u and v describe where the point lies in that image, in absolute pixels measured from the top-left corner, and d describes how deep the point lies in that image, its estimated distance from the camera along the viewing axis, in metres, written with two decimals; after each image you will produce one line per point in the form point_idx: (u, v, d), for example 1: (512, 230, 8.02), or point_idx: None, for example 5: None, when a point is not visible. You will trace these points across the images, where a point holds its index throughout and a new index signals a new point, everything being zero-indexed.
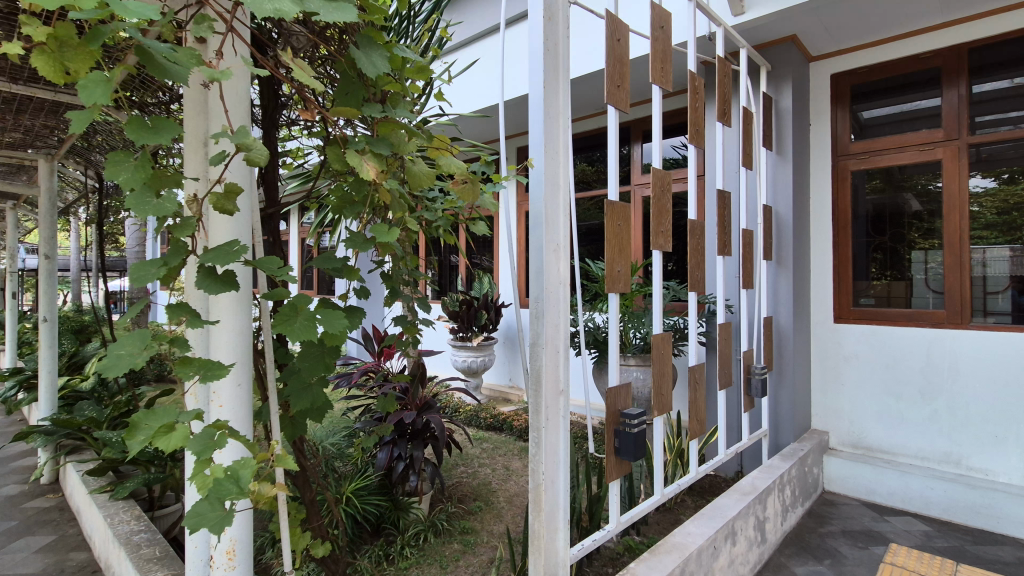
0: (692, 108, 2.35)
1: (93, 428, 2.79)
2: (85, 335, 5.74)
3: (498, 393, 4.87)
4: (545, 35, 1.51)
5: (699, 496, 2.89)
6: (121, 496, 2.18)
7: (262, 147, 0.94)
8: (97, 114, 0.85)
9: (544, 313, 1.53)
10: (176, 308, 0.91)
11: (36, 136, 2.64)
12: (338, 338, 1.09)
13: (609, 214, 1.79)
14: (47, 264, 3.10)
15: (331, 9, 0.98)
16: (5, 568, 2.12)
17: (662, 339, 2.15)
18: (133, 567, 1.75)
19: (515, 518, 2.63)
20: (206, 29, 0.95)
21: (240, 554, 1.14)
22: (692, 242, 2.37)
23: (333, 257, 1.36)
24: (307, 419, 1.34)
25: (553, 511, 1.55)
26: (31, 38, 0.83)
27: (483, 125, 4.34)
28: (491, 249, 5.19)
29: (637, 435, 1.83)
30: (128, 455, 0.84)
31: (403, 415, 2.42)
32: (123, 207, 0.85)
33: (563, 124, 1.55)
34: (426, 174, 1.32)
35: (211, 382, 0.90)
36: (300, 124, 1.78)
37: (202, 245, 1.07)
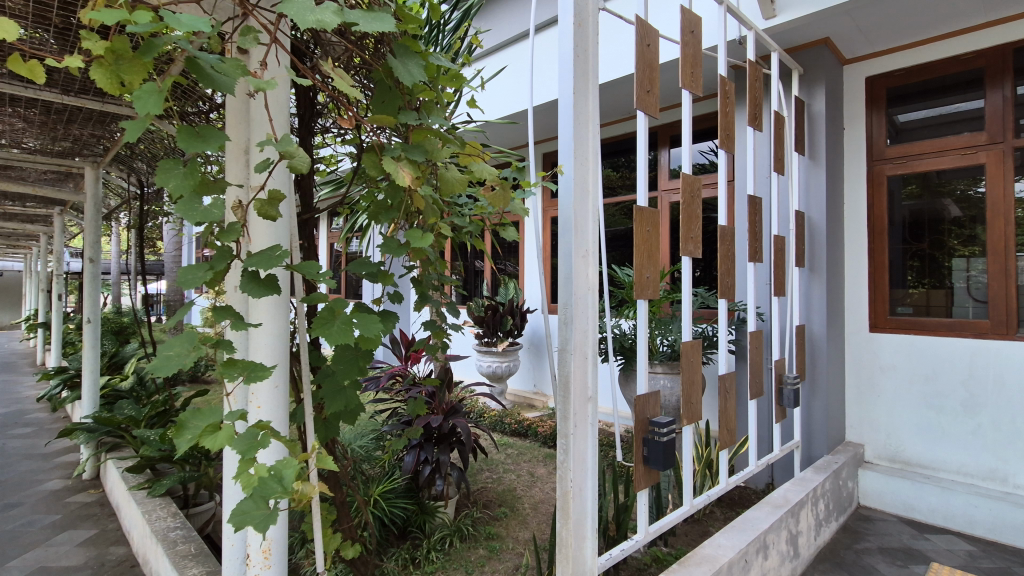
0: (723, 112, 2.32)
1: (132, 427, 2.87)
2: (125, 335, 5.96)
3: (522, 398, 4.87)
4: (574, 41, 1.51)
5: (729, 507, 2.83)
6: (159, 493, 2.25)
7: (304, 154, 0.97)
8: (150, 123, 0.89)
9: (572, 319, 1.52)
10: (220, 311, 0.94)
11: (84, 145, 2.75)
12: (374, 342, 1.11)
13: (638, 219, 1.77)
14: (94, 268, 3.21)
15: (370, 20, 1.01)
16: (49, 561, 2.19)
17: (691, 347, 2.11)
18: (169, 563, 1.79)
19: (541, 525, 2.62)
20: (251, 40, 0.98)
21: (275, 553, 1.16)
22: (722, 248, 2.33)
23: (367, 262, 1.38)
24: (339, 422, 1.35)
25: (581, 519, 1.54)
26: (91, 51, 0.87)
27: (510, 132, 4.37)
28: (517, 255, 5.21)
29: (666, 444, 1.79)
30: (175, 454, 0.87)
31: (431, 419, 2.44)
32: (173, 213, 0.88)
33: (592, 129, 1.55)
34: (459, 180, 1.34)
35: (254, 383, 0.92)
36: (334, 132, 1.81)
37: (246, 249, 1.11)
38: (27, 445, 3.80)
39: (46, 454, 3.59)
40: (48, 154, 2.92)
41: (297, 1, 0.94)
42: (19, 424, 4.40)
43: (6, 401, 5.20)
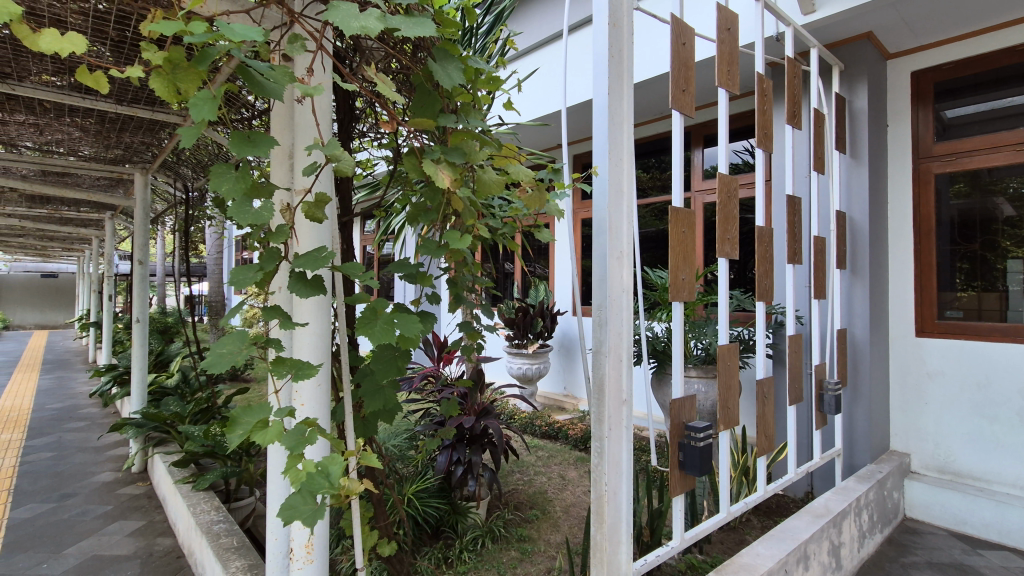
0: (761, 111, 2.27)
1: (177, 423, 2.99)
2: (169, 335, 6.20)
3: (553, 401, 4.84)
4: (608, 41, 1.50)
5: (766, 516, 2.76)
6: (202, 487, 2.33)
7: (350, 157, 0.99)
8: (204, 129, 0.92)
9: (607, 321, 1.50)
10: (269, 310, 0.97)
11: (134, 152, 2.87)
12: (413, 342, 1.13)
13: (673, 220, 1.73)
14: (143, 269, 3.35)
15: (411, 24, 1.03)
16: (102, 549, 2.30)
17: (729, 351, 2.05)
18: (213, 555, 1.85)
19: (573, 528, 2.60)
20: (299, 48, 1.01)
21: (317, 548, 1.19)
22: (760, 249, 2.27)
23: (407, 263, 1.40)
24: (378, 421, 1.37)
25: (616, 524, 1.51)
26: (150, 61, 0.91)
27: (541, 134, 4.37)
28: (547, 257, 5.20)
29: (703, 449, 1.75)
30: (228, 448, 0.90)
31: (463, 420, 2.46)
32: (226, 215, 0.91)
33: (627, 129, 1.53)
34: (496, 182, 1.34)
35: (302, 381, 0.95)
36: (371, 136, 1.85)
37: (293, 251, 1.15)
38: (81, 438, 4.00)
39: (98, 447, 3.77)
40: (101, 162, 3.06)
41: (343, 8, 0.97)
42: (73, 418, 4.63)
43: (62, 397, 5.49)
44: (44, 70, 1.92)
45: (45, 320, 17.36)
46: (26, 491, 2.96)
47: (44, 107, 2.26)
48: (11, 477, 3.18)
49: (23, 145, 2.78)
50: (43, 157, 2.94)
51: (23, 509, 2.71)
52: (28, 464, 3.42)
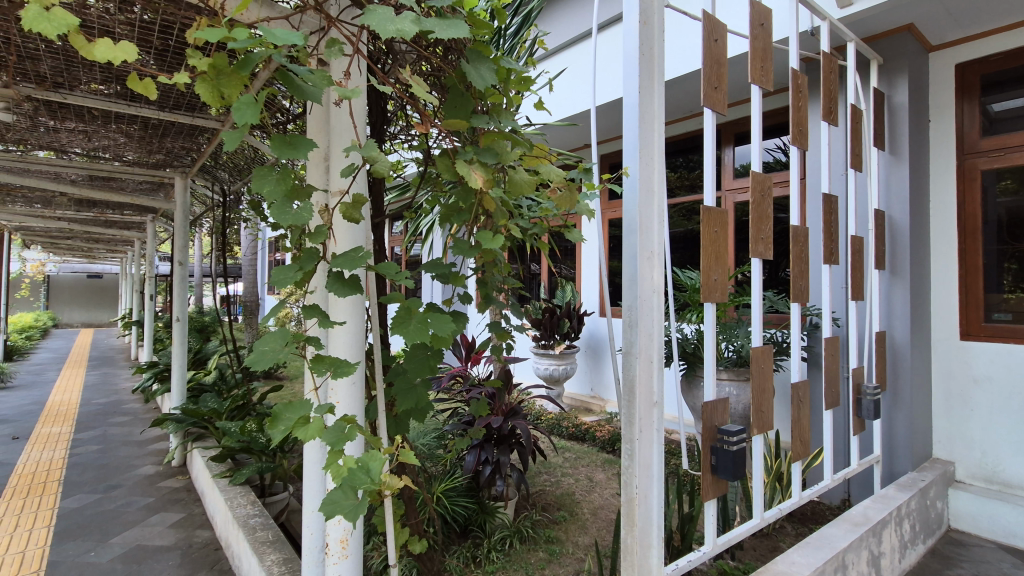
0: (796, 107, 2.21)
1: (214, 419, 3.09)
2: (206, 333, 6.41)
3: (580, 402, 4.81)
4: (639, 39, 1.48)
5: (800, 523, 2.69)
6: (239, 481, 2.40)
7: (385, 159, 1.01)
8: (246, 133, 0.95)
9: (637, 322, 1.48)
10: (308, 309, 0.99)
11: (175, 157, 2.97)
12: (446, 342, 1.13)
13: (705, 220, 1.70)
14: (183, 270, 3.46)
15: (445, 26, 1.04)
16: (145, 540, 2.39)
17: (762, 353, 2.00)
18: (250, 548, 1.90)
19: (601, 531, 2.58)
20: (336, 52, 1.03)
21: (352, 544, 1.21)
22: (795, 249, 2.21)
23: (440, 263, 1.41)
24: (410, 419, 1.38)
25: (647, 527, 1.49)
26: (196, 68, 0.94)
27: (569, 134, 4.36)
28: (574, 257, 5.18)
29: (737, 453, 1.71)
30: (270, 443, 0.93)
31: (491, 420, 2.46)
32: (268, 217, 0.94)
33: (657, 128, 1.50)
34: (528, 182, 1.34)
35: (340, 379, 0.97)
36: (402, 138, 1.87)
37: (330, 251, 1.18)
38: (125, 432, 4.16)
39: (141, 441, 3.92)
40: (143, 166, 3.18)
41: (379, 11, 0.99)
42: (117, 412, 4.82)
43: (107, 392, 5.73)
44: (93, 79, 2.01)
45: (91, 318, 18.16)
46: (75, 482, 3.10)
47: (92, 115, 2.35)
48: (61, 468, 3.34)
49: (73, 151, 2.91)
50: (91, 163, 3.07)
51: (71, 499, 2.84)
52: (76, 456, 3.58)
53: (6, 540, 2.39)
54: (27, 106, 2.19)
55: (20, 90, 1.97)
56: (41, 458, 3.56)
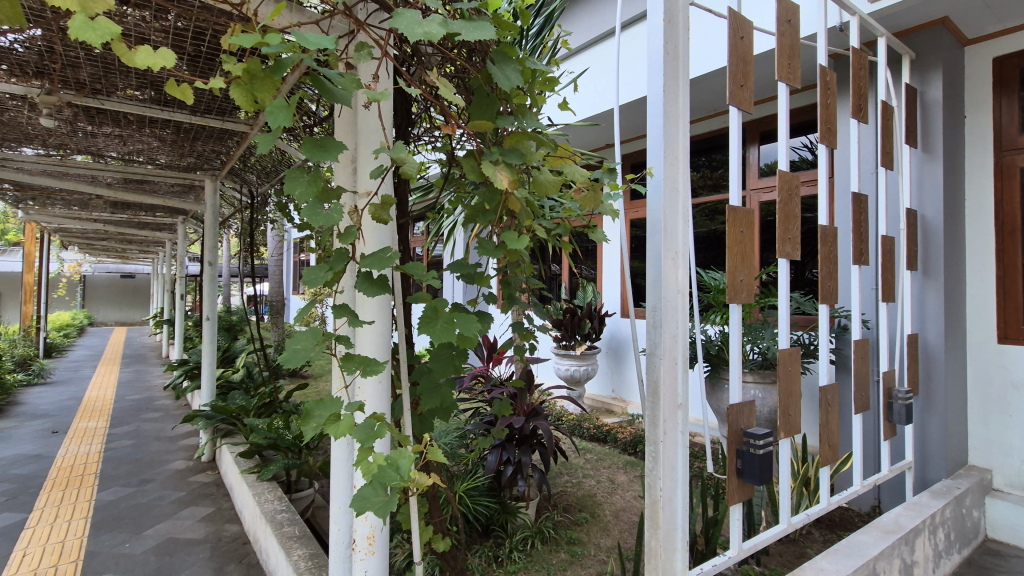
0: (824, 104, 2.16)
1: (243, 415, 3.16)
2: (234, 332, 6.57)
3: (601, 403, 4.79)
4: (663, 38, 1.46)
5: (828, 529, 2.64)
6: (267, 477, 2.45)
7: (414, 160, 1.02)
8: (279, 136, 0.97)
9: (661, 323, 1.47)
10: (339, 308, 1.01)
11: (205, 160, 3.04)
12: (472, 341, 1.14)
13: (730, 220, 1.67)
14: (212, 270, 3.54)
15: (471, 29, 1.05)
16: (176, 533, 2.45)
17: (790, 355, 1.96)
18: (277, 542, 1.94)
19: (624, 533, 2.57)
20: (365, 56, 1.05)
21: (378, 540, 1.22)
22: (823, 249, 2.17)
23: (465, 264, 1.43)
24: (434, 418, 1.39)
25: (671, 530, 1.47)
26: (231, 73, 0.97)
27: (591, 134, 4.34)
28: (595, 258, 5.16)
29: (763, 457, 1.67)
30: (303, 439, 0.95)
31: (513, 420, 2.47)
32: (300, 218, 0.96)
33: (682, 127, 1.48)
34: (553, 182, 1.33)
35: (370, 377, 0.99)
36: (426, 140, 1.88)
37: (359, 251, 1.20)
38: (157, 427, 4.29)
39: (172, 437, 4.03)
40: (175, 169, 3.26)
41: (407, 15, 1.00)
42: (150, 408, 4.97)
43: (140, 389, 5.91)
44: (129, 85, 2.07)
45: (124, 317, 18.73)
46: (111, 476, 3.20)
47: (128, 119, 2.43)
48: (97, 462, 3.45)
49: (109, 155, 3.01)
50: (126, 166, 3.17)
51: (107, 492, 2.94)
52: (111, 451, 3.70)
53: (46, 530, 2.48)
54: (67, 112, 2.27)
55: (61, 97, 2.05)
56: (78, 451, 3.69)
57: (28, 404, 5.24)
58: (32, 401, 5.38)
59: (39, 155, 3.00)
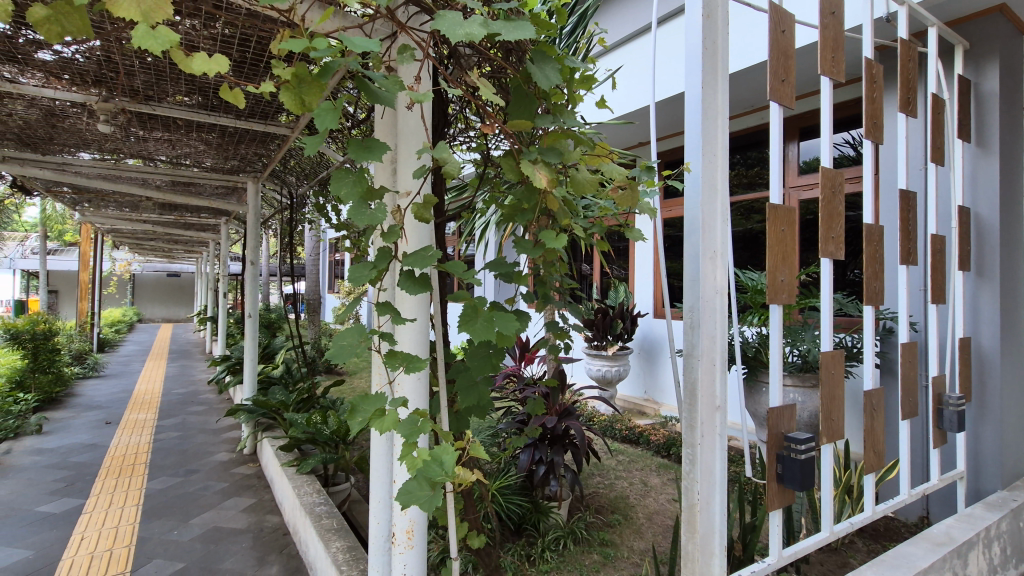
0: (869, 99, 2.09)
1: (282, 410, 3.26)
2: (273, 329, 6.78)
3: (633, 405, 4.73)
4: (702, 34, 1.42)
5: (872, 539, 2.54)
6: (305, 471, 2.52)
7: (456, 160, 1.04)
8: (325, 138, 1.00)
9: (699, 324, 1.43)
10: (383, 307, 1.03)
11: (248, 162, 3.14)
12: (510, 340, 1.14)
13: (771, 219, 1.60)
14: (253, 270, 3.66)
15: (512, 28, 1.05)
16: (220, 522, 2.54)
17: (833, 358, 1.88)
18: (317, 534, 1.99)
19: (658, 536, 2.53)
20: (408, 58, 1.06)
21: (417, 534, 1.24)
22: (868, 249, 2.08)
23: (504, 262, 1.45)
24: (471, 416, 1.40)
25: (709, 535, 1.44)
26: (280, 77, 1.00)
27: (625, 132, 4.31)
28: (627, 258, 5.11)
29: (805, 463, 1.61)
30: (349, 433, 0.98)
31: (546, 420, 2.46)
32: (346, 219, 0.98)
33: (721, 124, 1.45)
34: (590, 181, 1.32)
35: (412, 373, 1.00)
36: (462, 140, 1.90)
37: (400, 250, 1.22)
38: (202, 420, 4.46)
39: (216, 429, 4.18)
40: (220, 172, 3.38)
41: (448, 17, 1.01)
42: (195, 402, 5.17)
43: (185, 383, 6.16)
44: (179, 91, 2.16)
45: (170, 314, 19.54)
46: (159, 465, 3.35)
47: (177, 124, 2.53)
48: (147, 452, 3.61)
49: (158, 158, 3.14)
50: (174, 169, 3.31)
51: (156, 481, 3.07)
52: (159, 442, 3.87)
53: (101, 516, 2.61)
54: (122, 118, 2.38)
55: (117, 104, 2.15)
56: (129, 442, 3.88)
57: (84, 396, 5.52)
58: (88, 392, 5.68)
59: (95, 159, 3.16)
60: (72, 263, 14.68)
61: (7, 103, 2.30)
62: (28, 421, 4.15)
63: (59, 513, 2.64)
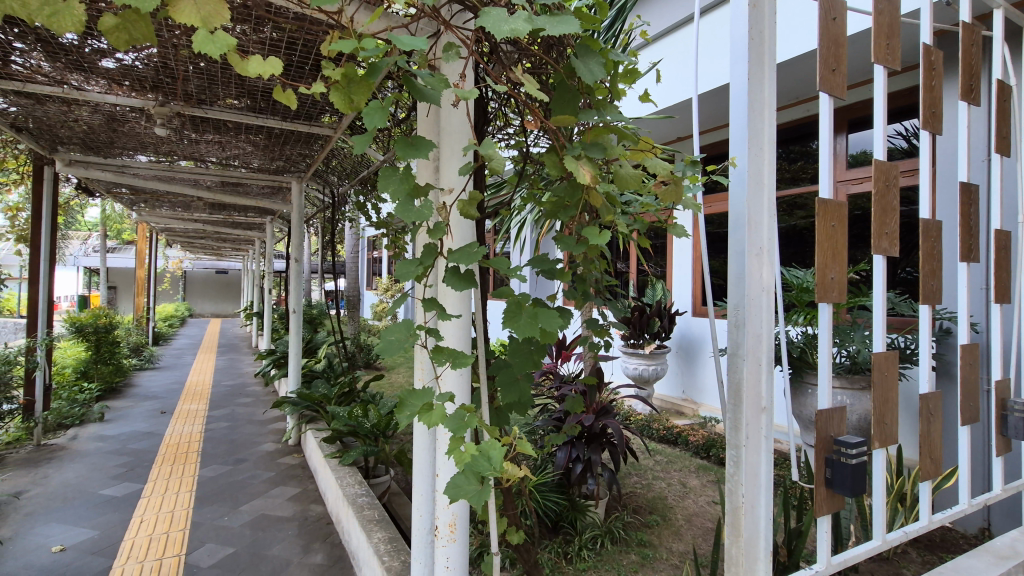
0: (927, 87, 1.98)
1: (325, 403, 3.37)
2: (315, 325, 7.00)
3: (671, 405, 4.66)
4: (748, 23, 1.37)
5: (928, 550, 2.43)
6: (348, 462, 2.59)
7: (502, 157, 1.05)
8: (374, 135, 1.02)
9: (744, 322, 1.38)
10: (429, 303, 1.04)
11: (292, 163, 3.23)
12: (553, 336, 1.14)
13: (820, 214, 1.53)
14: (297, 267, 3.76)
15: (556, 23, 1.04)
16: (267, 510, 2.64)
17: (886, 359, 1.79)
18: (359, 524, 2.04)
19: (697, 538, 2.49)
20: (453, 56, 1.08)
21: (459, 528, 1.26)
22: (924, 245, 1.97)
23: (546, 259, 1.46)
24: (512, 413, 1.40)
25: (753, 539, 1.40)
26: (331, 78, 1.03)
27: (666, 126, 4.24)
28: (665, 255, 5.03)
29: (856, 468, 1.53)
30: (398, 427, 1.00)
31: (583, 418, 2.44)
32: (394, 215, 1.00)
33: (769, 116, 1.37)
34: (634, 176, 1.29)
35: (458, 369, 1.02)
36: (504, 138, 1.91)
37: (445, 246, 1.24)
38: (249, 411, 4.64)
39: (262, 420, 4.34)
40: (266, 173, 3.49)
41: (493, 13, 1.01)
42: (242, 394, 5.38)
43: (233, 375, 6.42)
44: (229, 94, 2.24)
45: (218, 310, 20.41)
46: (210, 454, 3.50)
47: (227, 127, 2.63)
48: (199, 441, 3.78)
49: (209, 160, 3.27)
50: (224, 170, 3.43)
51: (208, 469, 3.21)
52: (210, 431, 4.04)
53: (159, 500, 2.75)
54: (177, 121, 2.49)
55: (171, 108, 2.25)
56: (183, 431, 4.06)
57: (141, 386, 5.83)
58: (144, 383, 5.98)
59: (151, 161, 3.33)
60: (129, 261, 15.51)
61: (74, 110, 2.45)
62: (91, 409, 4.40)
63: (121, 497, 2.80)
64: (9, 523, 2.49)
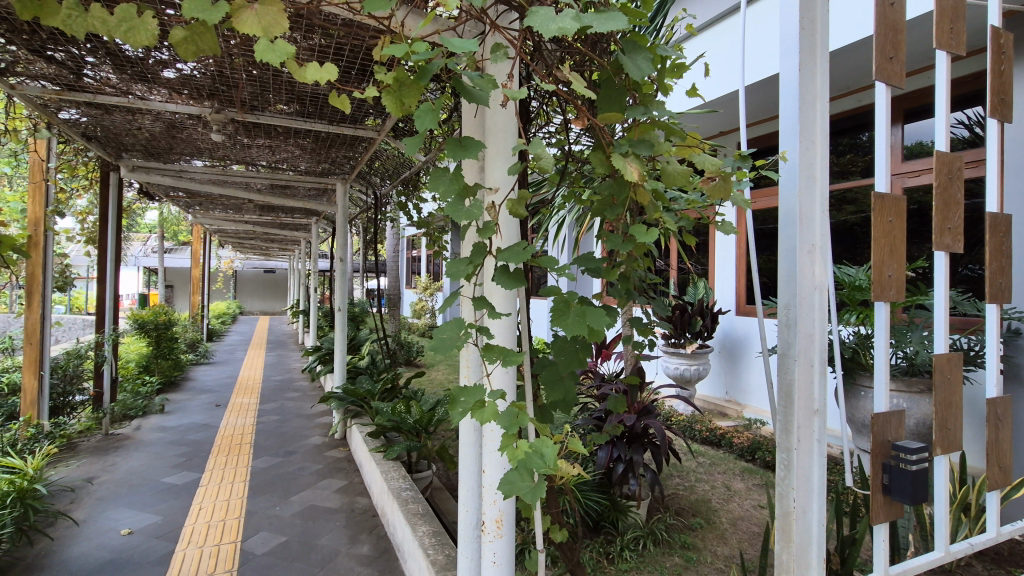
0: (996, 72, 1.85)
1: (370, 399, 3.46)
2: (359, 322, 7.19)
3: (714, 405, 4.55)
4: (801, 10, 1.31)
5: (994, 563, 2.29)
6: (391, 457, 2.65)
7: (549, 155, 1.05)
8: (425, 137, 1.04)
9: (795, 321, 1.33)
10: (478, 302, 1.05)
11: (337, 165, 3.33)
12: (600, 335, 1.14)
13: (877, 209, 1.45)
14: (342, 266, 3.87)
15: (603, 20, 1.03)
16: (316, 501, 2.73)
17: (949, 361, 1.69)
18: (405, 517, 2.09)
19: (743, 542, 2.43)
20: (501, 57, 1.08)
21: (505, 524, 1.27)
22: (991, 241, 1.85)
23: (591, 257, 1.45)
24: (556, 412, 1.40)
25: (805, 545, 1.35)
26: (383, 82, 1.05)
27: (709, 120, 4.13)
28: (707, 253, 4.91)
29: (917, 475, 1.45)
30: (451, 422, 1.02)
31: (624, 418, 2.42)
32: (444, 214, 1.02)
33: (821, 108, 1.33)
34: (683, 173, 1.26)
35: (509, 367, 1.03)
36: (547, 136, 1.90)
37: (494, 245, 1.25)
38: (298, 405, 4.81)
39: (309, 415, 4.50)
40: (313, 175, 3.61)
41: (541, 13, 1.01)
42: (291, 389, 5.59)
43: (282, 371, 6.67)
44: (279, 100, 2.33)
45: (266, 308, 21.21)
46: (261, 446, 3.64)
47: (277, 131, 2.73)
48: (251, 434, 3.95)
49: (259, 163, 3.40)
50: (274, 173, 3.57)
51: (260, 460, 3.35)
52: (262, 424, 4.21)
53: (215, 489, 2.89)
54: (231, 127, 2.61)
55: (226, 114, 2.35)
56: (236, 423, 4.25)
57: (197, 380, 6.14)
58: (200, 377, 6.30)
59: (206, 166, 3.49)
60: (184, 261, 16.31)
61: (137, 118, 2.59)
62: (153, 402, 4.66)
63: (181, 484, 2.96)
64: (83, 506, 2.67)
